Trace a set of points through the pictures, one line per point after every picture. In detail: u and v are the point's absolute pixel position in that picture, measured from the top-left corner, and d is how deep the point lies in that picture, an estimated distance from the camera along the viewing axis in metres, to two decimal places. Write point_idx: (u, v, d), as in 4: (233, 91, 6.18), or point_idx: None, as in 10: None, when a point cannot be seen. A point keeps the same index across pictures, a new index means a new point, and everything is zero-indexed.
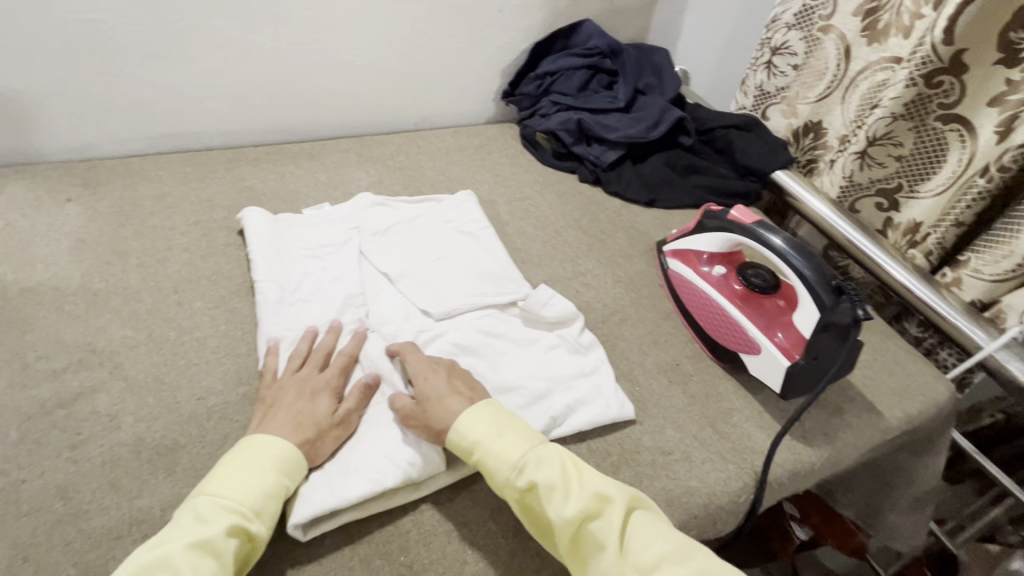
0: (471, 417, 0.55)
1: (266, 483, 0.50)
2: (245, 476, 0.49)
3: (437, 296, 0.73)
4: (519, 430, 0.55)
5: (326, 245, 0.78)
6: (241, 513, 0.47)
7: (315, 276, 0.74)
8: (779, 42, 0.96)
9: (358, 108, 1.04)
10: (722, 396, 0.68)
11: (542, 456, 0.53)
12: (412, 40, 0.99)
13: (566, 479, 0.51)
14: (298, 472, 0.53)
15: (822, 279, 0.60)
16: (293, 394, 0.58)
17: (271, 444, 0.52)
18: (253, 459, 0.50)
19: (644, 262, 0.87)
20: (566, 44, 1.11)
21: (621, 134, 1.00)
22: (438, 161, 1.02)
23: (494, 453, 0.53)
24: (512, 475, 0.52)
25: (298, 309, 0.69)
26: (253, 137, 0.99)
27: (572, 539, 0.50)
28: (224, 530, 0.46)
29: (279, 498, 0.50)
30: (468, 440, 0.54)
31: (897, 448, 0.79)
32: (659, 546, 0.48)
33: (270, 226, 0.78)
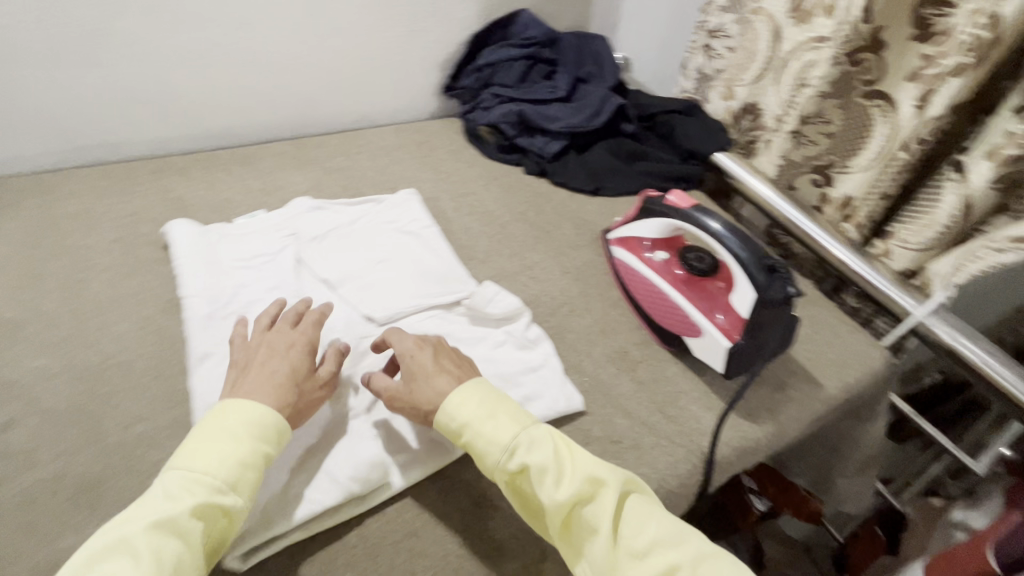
0: (460, 398, 0.55)
1: (241, 453, 0.48)
2: (219, 447, 0.47)
3: (380, 300, 0.71)
4: (511, 412, 0.55)
5: (260, 255, 0.75)
6: (214, 486, 0.45)
7: (250, 288, 0.71)
8: (714, 25, 0.99)
9: (292, 109, 1.00)
10: (670, 380, 0.69)
11: (534, 439, 0.53)
12: (344, 36, 0.96)
13: (559, 462, 0.51)
14: (279, 437, 0.51)
15: (756, 259, 0.62)
16: (268, 355, 0.56)
17: (251, 406, 0.50)
18: (228, 429, 0.48)
19: (591, 251, 0.87)
20: (505, 35, 1.09)
21: (563, 124, 1.00)
22: (379, 160, 0.99)
23: (484, 435, 0.53)
24: (504, 458, 0.52)
25: (230, 323, 0.66)
26: (180, 145, 0.94)
27: (564, 522, 0.50)
28: (192, 507, 0.44)
29: (258, 466, 0.48)
30: (459, 422, 0.54)
31: (841, 415, 0.82)
32: (652, 530, 0.49)
33: (199, 238, 0.74)
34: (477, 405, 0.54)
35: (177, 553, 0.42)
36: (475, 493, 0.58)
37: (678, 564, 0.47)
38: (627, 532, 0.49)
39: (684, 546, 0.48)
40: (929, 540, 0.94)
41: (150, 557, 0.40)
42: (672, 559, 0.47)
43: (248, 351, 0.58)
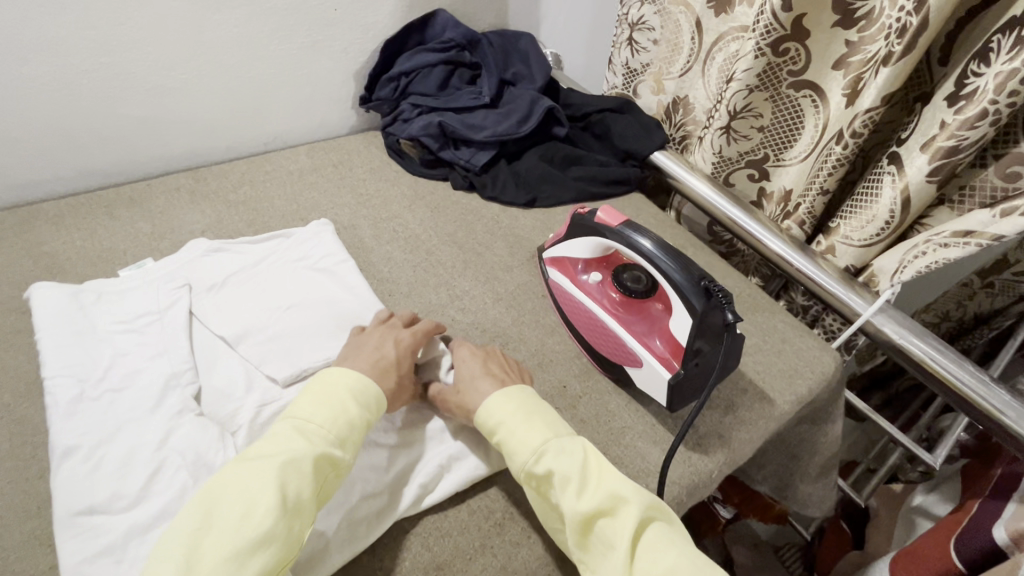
0: (497, 399, 0.54)
1: (350, 415, 0.51)
2: (329, 406, 0.51)
3: (285, 356, 0.63)
4: (547, 417, 0.54)
5: (144, 314, 0.65)
6: (329, 438, 0.49)
7: (131, 356, 0.61)
8: (636, 17, 0.91)
9: (186, 137, 0.89)
10: (612, 415, 0.63)
11: (564, 447, 0.51)
12: (234, 52, 0.85)
13: (584, 473, 0.49)
14: (378, 409, 0.54)
15: (691, 281, 0.56)
16: (382, 340, 0.60)
17: (364, 381, 0.54)
18: (342, 390, 0.53)
19: (526, 272, 0.81)
20: (422, 39, 1.01)
21: (488, 133, 0.92)
22: (290, 187, 0.90)
23: (515, 437, 0.52)
24: (528, 461, 0.50)
25: (105, 401, 0.56)
26: (54, 188, 0.82)
27: (583, 536, 0.47)
28: (311, 454, 0.47)
29: (360, 428, 0.51)
30: (495, 423, 0.54)
31: (796, 422, 0.79)
32: (670, 559, 0.43)
33: (66, 302, 0.64)
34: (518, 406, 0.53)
35: (298, 489, 0.45)
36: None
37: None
38: (643, 557, 0.44)
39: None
40: (895, 529, 0.91)
41: (276, 488, 0.44)
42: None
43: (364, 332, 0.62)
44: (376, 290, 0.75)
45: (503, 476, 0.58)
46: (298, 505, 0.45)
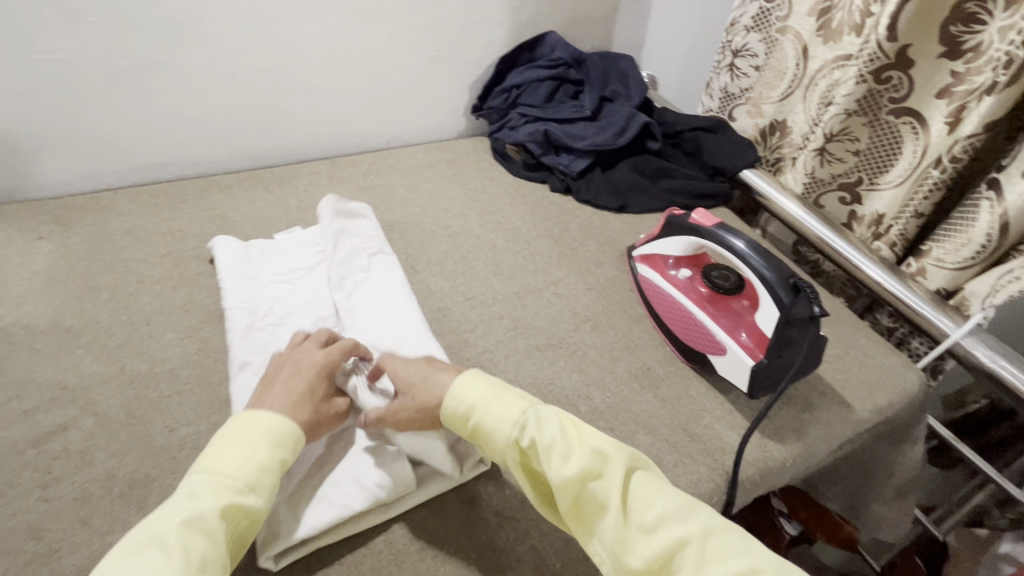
0: (464, 386, 0.54)
1: (261, 457, 0.48)
2: (237, 453, 0.48)
3: (367, 331, 0.69)
4: (511, 394, 0.54)
5: (296, 268, 0.78)
6: (235, 488, 0.46)
7: (286, 301, 0.74)
8: (739, 44, 0.98)
9: (327, 132, 1.04)
10: (693, 398, 0.69)
11: (542, 416, 0.52)
12: (377, 61, 0.99)
13: (567, 439, 0.51)
14: (296, 445, 0.52)
15: (781, 278, 0.62)
16: (293, 367, 0.57)
17: (273, 417, 0.51)
18: (246, 435, 0.49)
19: (615, 268, 0.88)
20: (532, 56, 1.12)
21: (587, 142, 1.01)
22: (410, 178, 1.03)
23: (492, 413, 0.52)
24: (513, 437, 0.51)
25: (267, 333, 0.69)
26: (225, 165, 0.99)
27: (575, 501, 0.50)
28: (216, 509, 0.44)
29: (276, 470, 0.49)
30: (468, 406, 0.53)
31: (874, 439, 0.81)
32: (660, 503, 0.48)
33: (240, 253, 0.78)
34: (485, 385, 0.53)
35: (204, 549, 0.42)
36: (497, 503, 0.57)
37: (685, 537, 0.46)
38: (636, 505, 0.48)
39: (696, 518, 0.47)
40: (975, 573, 0.88)
41: (178, 552, 0.41)
42: (682, 531, 0.46)
43: (278, 364, 0.59)
44: (482, 269, 0.85)
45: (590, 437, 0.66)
46: (206, 564, 0.42)
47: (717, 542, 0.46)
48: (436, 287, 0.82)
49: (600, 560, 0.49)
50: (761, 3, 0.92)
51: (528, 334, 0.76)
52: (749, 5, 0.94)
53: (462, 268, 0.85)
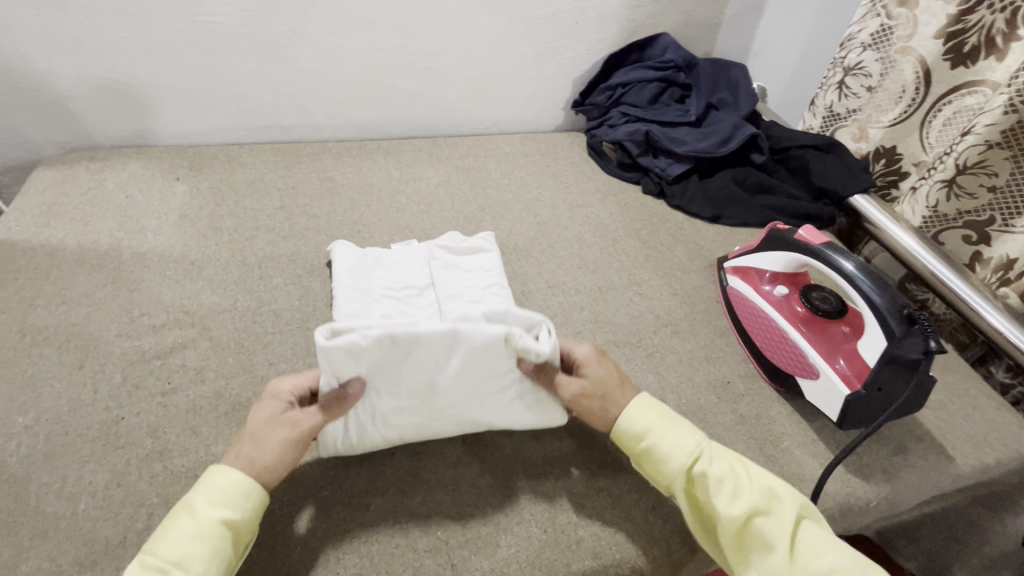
0: (640, 405, 0.57)
1: (196, 526, 0.45)
2: (176, 525, 0.46)
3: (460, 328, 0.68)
4: (689, 426, 0.56)
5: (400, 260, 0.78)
6: (158, 566, 0.43)
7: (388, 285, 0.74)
8: (853, 62, 0.91)
9: (433, 112, 1.08)
10: (773, 420, 0.67)
11: (714, 453, 0.54)
12: (489, 48, 1.02)
13: (736, 476, 0.52)
14: (245, 502, 0.48)
15: (892, 306, 0.58)
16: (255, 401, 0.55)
17: (217, 474, 0.48)
18: (187, 503, 0.47)
19: (702, 277, 0.86)
20: (641, 57, 1.11)
21: (689, 148, 0.99)
22: (505, 164, 1.05)
23: (667, 440, 0.54)
24: (685, 463, 0.53)
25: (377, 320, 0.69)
26: (338, 133, 1.06)
27: (739, 537, 0.50)
28: None
29: (212, 535, 0.45)
30: (643, 427, 0.56)
31: (970, 501, 0.74)
32: (830, 553, 0.48)
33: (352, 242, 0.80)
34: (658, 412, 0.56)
35: None
36: (562, 486, 0.58)
37: None
38: (806, 552, 0.48)
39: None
40: None
41: None
42: None
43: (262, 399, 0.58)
44: (566, 260, 0.86)
45: None
46: None
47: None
48: (521, 270, 0.83)
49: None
50: (883, 20, 0.85)
51: (608, 329, 0.76)
52: (869, 21, 0.87)
53: (548, 255, 0.87)
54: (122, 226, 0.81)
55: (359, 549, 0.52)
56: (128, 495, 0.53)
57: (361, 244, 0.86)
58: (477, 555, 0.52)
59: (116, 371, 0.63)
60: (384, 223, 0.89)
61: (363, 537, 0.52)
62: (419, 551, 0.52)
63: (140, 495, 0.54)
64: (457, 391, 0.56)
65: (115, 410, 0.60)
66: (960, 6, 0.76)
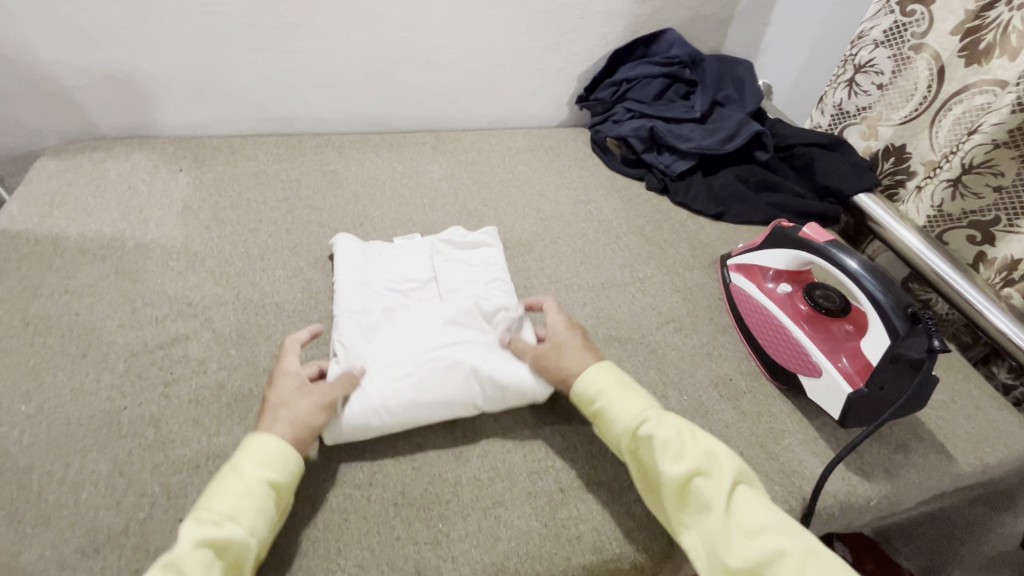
0: (597, 371, 0.59)
1: (243, 484, 0.47)
2: (223, 485, 0.47)
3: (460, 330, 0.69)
4: (643, 393, 0.58)
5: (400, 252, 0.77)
6: (212, 519, 0.45)
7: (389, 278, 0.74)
8: (864, 59, 0.91)
9: (436, 106, 1.08)
10: (775, 417, 0.67)
11: (662, 417, 0.55)
12: (494, 42, 1.01)
13: (682, 440, 0.53)
14: (287, 464, 0.50)
15: (896, 305, 0.57)
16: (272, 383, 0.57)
17: (258, 438, 0.51)
18: (231, 467, 0.49)
19: (705, 274, 0.86)
20: (646, 52, 1.10)
21: (693, 144, 0.99)
22: (508, 159, 1.05)
23: (618, 403, 0.56)
24: (631, 425, 0.54)
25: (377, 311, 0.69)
26: (341, 126, 1.05)
27: (680, 497, 0.51)
28: (190, 546, 0.43)
29: (260, 493, 0.47)
30: (596, 391, 0.57)
31: (969, 500, 0.74)
32: (764, 514, 0.48)
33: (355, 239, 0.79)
34: (612, 378, 0.58)
35: None
36: (563, 480, 0.58)
37: (787, 550, 0.45)
38: (742, 513, 0.48)
39: (799, 537, 0.47)
40: None
41: None
42: (783, 544, 0.46)
43: None
44: (569, 256, 0.86)
45: None
46: None
47: (815, 564, 0.45)
48: (524, 265, 0.83)
49: (694, 556, 0.49)
50: (896, 17, 0.85)
51: (610, 325, 0.76)
52: (882, 18, 0.87)
53: (551, 250, 0.86)
54: (125, 216, 0.81)
55: (359, 540, 0.52)
56: (130, 484, 0.54)
57: (364, 237, 0.85)
58: (478, 548, 0.52)
59: (119, 361, 0.64)
60: (386, 217, 0.89)
61: (363, 529, 0.52)
62: (419, 543, 0.52)
63: (142, 485, 0.54)
64: (445, 348, 0.62)
65: (118, 400, 0.60)
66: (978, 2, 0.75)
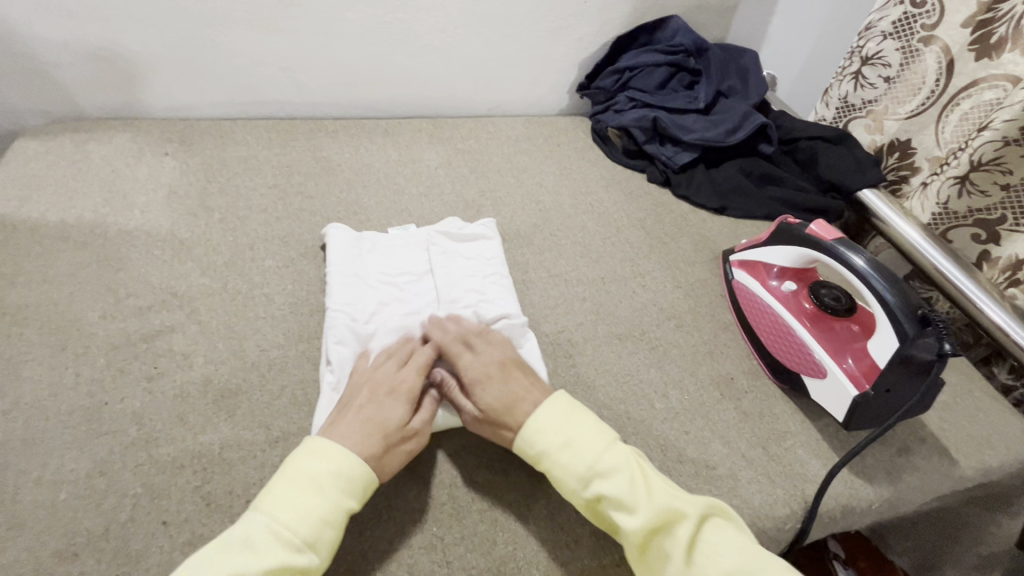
0: (537, 426, 0.53)
1: (325, 509, 0.46)
2: (305, 500, 0.45)
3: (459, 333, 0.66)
4: (588, 437, 0.52)
5: (395, 246, 0.75)
6: (291, 541, 0.43)
7: (384, 273, 0.71)
8: (872, 51, 0.88)
9: (434, 91, 1.04)
10: (776, 418, 0.66)
11: (611, 467, 0.50)
12: (494, 27, 0.98)
13: (635, 491, 0.49)
14: (365, 492, 0.49)
15: (906, 306, 0.56)
16: (378, 395, 0.55)
17: (351, 458, 0.48)
18: (314, 478, 0.47)
19: (707, 269, 0.84)
20: (650, 40, 1.07)
21: (696, 136, 0.96)
22: (506, 148, 1.02)
23: (561, 463, 0.51)
24: (580, 487, 0.50)
25: (371, 308, 0.66)
26: (335, 110, 1.02)
27: (642, 549, 0.48)
28: (270, 568, 0.42)
29: (338, 521, 0.46)
30: (539, 450, 0.53)
31: (967, 501, 0.74)
32: (727, 561, 0.45)
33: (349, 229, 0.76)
34: (554, 432, 0.52)
35: None
36: None
37: None
38: (704, 563, 0.46)
39: None
40: None
41: None
42: None
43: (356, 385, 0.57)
44: (568, 249, 0.84)
45: (663, 429, 0.62)
46: None
47: None
48: (522, 258, 0.81)
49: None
50: (906, 7, 0.82)
51: (610, 321, 0.74)
52: (891, 9, 0.84)
53: (550, 243, 0.84)
54: (108, 202, 0.78)
55: (350, 544, 0.50)
56: (111, 485, 0.51)
57: (357, 226, 0.83)
58: (473, 553, 0.51)
59: (99, 354, 0.61)
60: (381, 206, 0.86)
61: (354, 532, 0.51)
62: (413, 547, 0.50)
63: (124, 485, 0.52)
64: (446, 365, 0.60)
65: (99, 395, 0.58)
66: None
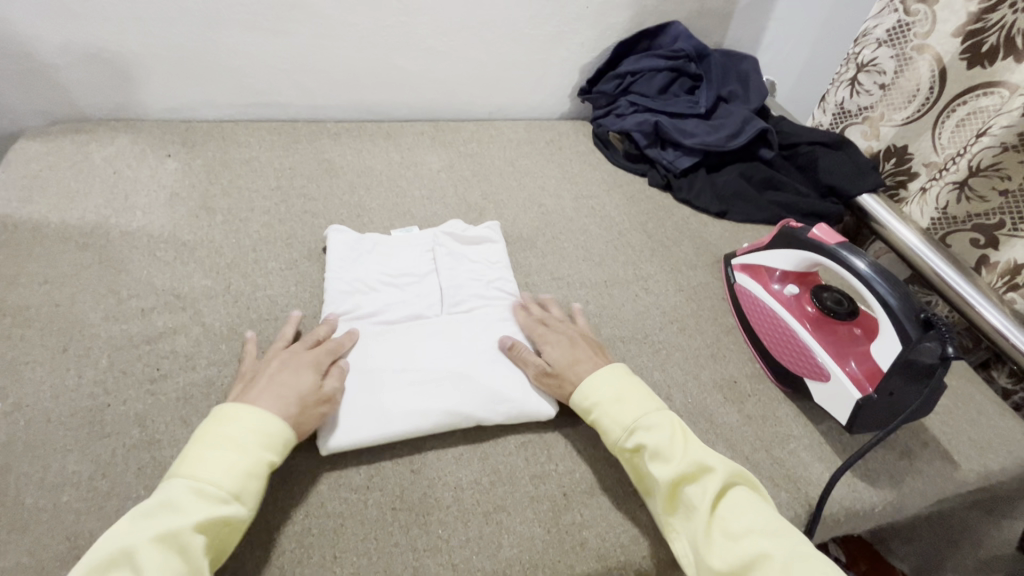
0: (595, 381, 0.57)
1: (247, 464, 0.46)
2: (224, 458, 0.46)
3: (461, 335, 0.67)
4: (637, 396, 0.56)
5: (397, 247, 0.75)
6: (216, 496, 0.44)
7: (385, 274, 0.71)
8: (867, 58, 0.89)
9: (436, 94, 1.05)
10: (779, 421, 0.66)
11: (654, 423, 0.53)
12: (496, 31, 0.98)
13: (673, 445, 0.51)
14: (286, 449, 0.50)
15: (908, 309, 0.56)
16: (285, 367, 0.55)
17: (262, 419, 0.49)
18: (230, 438, 0.47)
19: (708, 273, 0.84)
20: (652, 45, 1.08)
21: (698, 140, 0.97)
22: (508, 151, 1.02)
23: (610, 415, 0.55)
24: (622, 436, 0.53)
25: (374, 310, 0.67)
26: (338, 113, 1.02)
27: (670, 501, 0.50)
28: (193, 521, 0.42)
29: (262, 474, 0.47)
30: (591, 403, 0.56)
31: (967, 505, 0.74)
32: (749, 519, 0.47)
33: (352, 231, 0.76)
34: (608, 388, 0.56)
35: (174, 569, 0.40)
36: (567, 485, 0.57)
37: (769, 552, 0.44)
38: (727, 515, 0.48)
39: (784, 541, 0.45)
40: None
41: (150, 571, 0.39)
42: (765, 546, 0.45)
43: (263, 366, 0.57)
44: (570, 252, 0.84)
45: None
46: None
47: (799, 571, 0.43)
48: (525, 261, 0.81)
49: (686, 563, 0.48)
50: (900, 16, 0.83)
51: (613, 324, 0.74)
52: (886, 16, 0.85)
53: (553, 246, 0.84)
54: (109, 203, 0.78)
55: (354, 547, 0.50)
56: (114, 487, 0.51)
57: (360, 228, 0.83)
58: (479, 556, 0.51)
59: (102, 355, 0.61)
60: (384, 208, 0.86)
61: (359, 534, 0.51)
62: (418, 550, 0.50)
63: (127, 487, 0.51)
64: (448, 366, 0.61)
65: (102, 396, 0.57)
66: (981, 5, 0.73)
